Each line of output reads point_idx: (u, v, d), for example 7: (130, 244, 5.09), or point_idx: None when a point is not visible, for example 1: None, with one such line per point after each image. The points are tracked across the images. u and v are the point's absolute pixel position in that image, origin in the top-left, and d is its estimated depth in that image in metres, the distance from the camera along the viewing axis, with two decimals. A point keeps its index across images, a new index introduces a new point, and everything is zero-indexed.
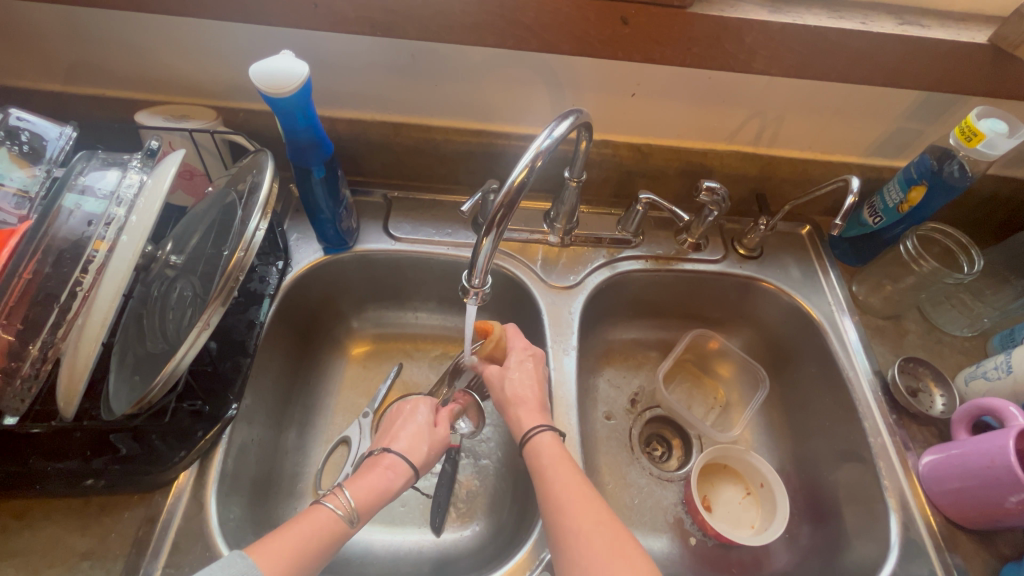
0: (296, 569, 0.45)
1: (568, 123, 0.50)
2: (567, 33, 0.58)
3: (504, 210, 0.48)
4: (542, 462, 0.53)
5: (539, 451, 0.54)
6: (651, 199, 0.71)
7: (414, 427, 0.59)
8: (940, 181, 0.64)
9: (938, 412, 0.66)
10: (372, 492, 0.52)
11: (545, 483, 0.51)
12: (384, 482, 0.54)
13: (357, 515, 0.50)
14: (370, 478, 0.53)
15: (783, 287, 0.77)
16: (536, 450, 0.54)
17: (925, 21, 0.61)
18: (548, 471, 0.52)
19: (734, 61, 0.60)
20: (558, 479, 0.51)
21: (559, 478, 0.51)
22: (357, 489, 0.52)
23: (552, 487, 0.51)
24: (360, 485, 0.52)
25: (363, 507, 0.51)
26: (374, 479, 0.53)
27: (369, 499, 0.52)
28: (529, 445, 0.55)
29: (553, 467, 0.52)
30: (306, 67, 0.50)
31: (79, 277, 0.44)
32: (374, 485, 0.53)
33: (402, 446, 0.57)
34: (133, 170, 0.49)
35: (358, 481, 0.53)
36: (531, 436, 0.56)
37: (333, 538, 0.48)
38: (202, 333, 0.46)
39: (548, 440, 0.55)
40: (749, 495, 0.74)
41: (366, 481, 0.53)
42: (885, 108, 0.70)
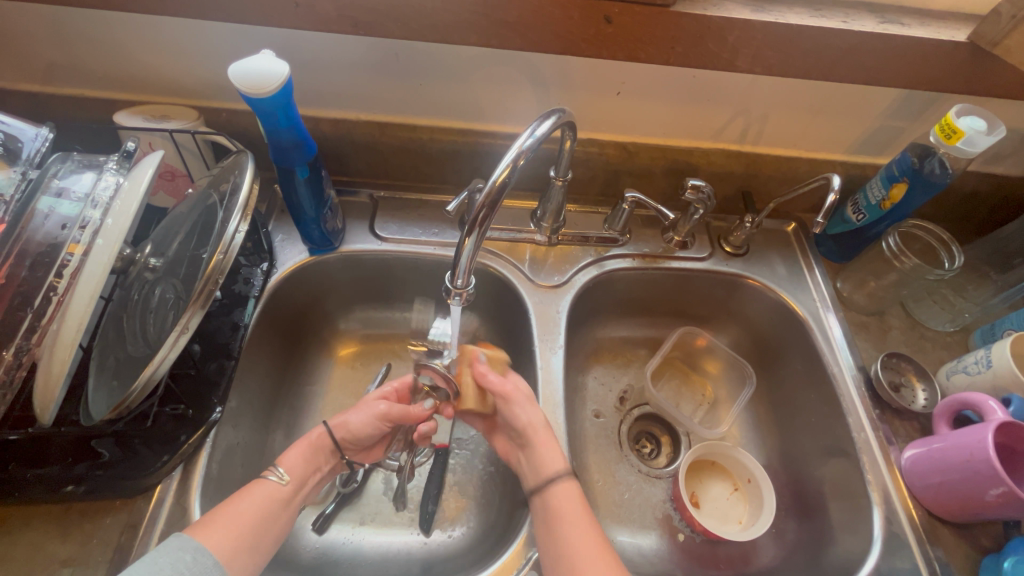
0: (239, 539, 0.46)
1: (551, 122, 0.49)
2: (551, 32, 0.58)
3: (487, 211, 0.47)
4: (561, 509, 0.53)
5: (556, 500, 0.53)
6: (637, 198, 0.71)
7: (360, 414, 0.61)
8: (921, 178, 0.64)
9: (920, 407, 0.66)
10: (300, 457, 0.56)
11: (558, 533, 0.51)
12: (307, 447, 0.57)
13: (291, 477, 0.54)
14: (298, 444, 0.57)
15: (770, 285, 0.77)
16: (552, 496, 0.54)
17: (905, 19, 0.62)
18: (567, 528, 0.51)
19: (718, 59, 0.60)
20: (579, 535, 0.50)
21: (578, 535, 0.50)
22: (288, 460, 0.55)
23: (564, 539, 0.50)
24: (291, 454, 0.56)
25: (296, 472, 0.55)
26: (303, 449, 0.57)
27: (298, 467, 0.55)
28: (545, 492, 0.54)
29: (568, 524, 0.51)
30: (286, 67, 0.49)
31: (53, 282, 0.43)
32: (301, 454, 0.57)
33: (330, 421, 0.61)
34: (109, 172, 0.48)
35: (288, 455, 0.56)
36: (551, 481, 0.54)
37: (273, 505, 0.51)
38: (182, 337, 0.45)
39: (566, 489, 0.54)
40: (737, 491, 0.75)
41: (297, 450, 0.57)
42: (868, 106, 0.70)
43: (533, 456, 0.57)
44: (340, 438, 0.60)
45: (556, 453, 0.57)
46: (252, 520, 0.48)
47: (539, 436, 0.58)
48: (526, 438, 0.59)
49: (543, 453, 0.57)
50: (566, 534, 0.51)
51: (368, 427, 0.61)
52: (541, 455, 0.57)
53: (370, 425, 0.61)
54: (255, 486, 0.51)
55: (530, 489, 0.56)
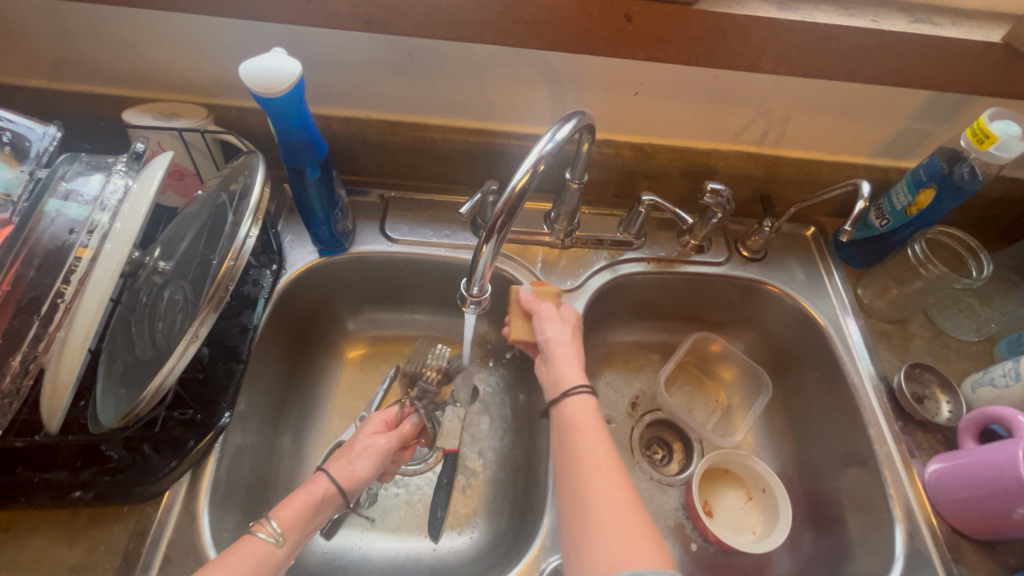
0: None
1: (572, 125, 0.47)
2: (569, 30, 0.56)
3: (505, 216, 0.45)
4: (574, 422, 0.51)
5: (572, 414, 0.52)
6: (654, 201, 0.70)
7: (366, 458, 0.56)
8: (950, 184, 0.62)
9: (944, 420, 0.64)
10: (300, 510, 0.49)
11: (573, 446, 0.49)
12: (310, 502, 0.50)
13: (286, 536, 0.46)
14: (297, 499, 0.50)
15: (789, 292, 0.75)
16: (567, 409, 0.52)
17: (937, 19, 0.59)
18: (582, 441, 0.49)
19: (741, 59, 0.58)
20: (589, 450, 0.48)
21: (591, 451, 0.48)
22: (284, 514, 0.48)
23: (581, 450, 0.48)
24: (287, 508, 0.48)
25: (293, 530, 0.47)
26: (303, 503, 0.50)
27: (297, 522, 0.48)
28: (560, 404, 0.53)
29: (582, 438, 0.50)
30: (297, 65, 0.48)
31: (60, 288, 0.42)
32: (301, 505, 0.49)
33: (335, 465, 0.54)
34: (118, 174, 0.46)
35: (284, 507, 0.49)
36: (568, 395, 0.53)
37: (262, 573, 0.44)
38: (191, 345, 0.44)
39: (582, 409, 0.52)
40: (751, 500, 0.74)
41: (295, 505, 0.49)
42: (893, 108, 0.68)
43: (551, 371, 0.57)
44: (346, 485, 0.53)
45: (573, 369, 0.56)
46: None
47: (561, 353, 0.58)
48: (547, 354, 0.59)
49: (563, 369, 0.56)
50: (578, 447, 0.49)
51: (372, 467, 0.56)
52: (558, 370, 0.57)
53: (376, 465, 0.57)
54: (243, 546, 0.44)
55: (547, 401, 0.55)
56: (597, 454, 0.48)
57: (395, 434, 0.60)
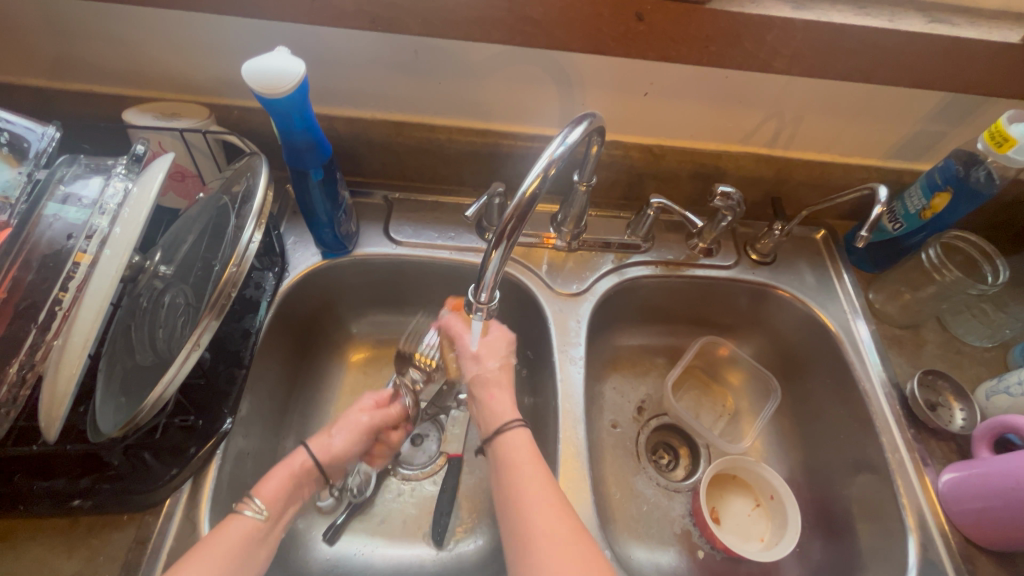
0: None
1: (583, 127, 0.46)
2: (578, 30, 0.55)
3: (516, 222, 0.44)
4: (511, 455, 0.52)
5: (510, 447, 0.53)
6: (662, 203, 0.69)
7: (342, 434, 0.59)
8: (967, 188, 0.61)
9: (959, 428, 0.63)
10: (282, 485, 0.52)
11: (513, 478, 0.50)
12: (290, 476, 0.54)
13: (270, 509, 0.50)
14: (277, 474, 0.53)
15: (799, 296, 0.74)
16: (505, 444, 0.53)
17: (954, 19, 0.58)
18: (519, 472, 0.50)
19: (754, 59, 0.57)
20: (527, 478, 0.50)
21: (530, 484, 0.49)
22: (266, 491, 0.51)
23: (520, 484, 0.49)
24: (268, 484, 0.52)
25: (275, 503, 0.51)
26: (285, 477, 0.53)
27: (279, 495, 0.52)
28: (500, 439, 0.54)
29: (521, 469, 0.50)
30: (302, 65, 0.47)
31: (58, 295, 0.40)
32: (282, 481, 0.53)
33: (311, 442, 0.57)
34: (117, 177, 0.45)
35: (265, 485, 0.52)
36: (502, 429, 0.54)
37: (251, 544, 0.47)
38: (193, 353, 0.43)
39: (517, 439, 0.53)
40: (759, 507, 0.73)
41: (275, 480, 0.53)
42: (908, 109, 0.67)
43: (483, 407, 0.58)
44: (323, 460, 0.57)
45: (506, 404, 0.57)
46: (232, 561, 0.44)
47: (493, 387, 0.59)
48: (478, 390, 0.59)
49: (495, 405, 0.57)
50: (517, 481, 0.50)
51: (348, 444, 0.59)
52: (493, 404, 0.57)
53: (353, 443, 0.59)
54: (229, 524, 0.47)
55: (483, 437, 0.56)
56: (535, 486, 0.49)
57: (380, 413, 0.63)
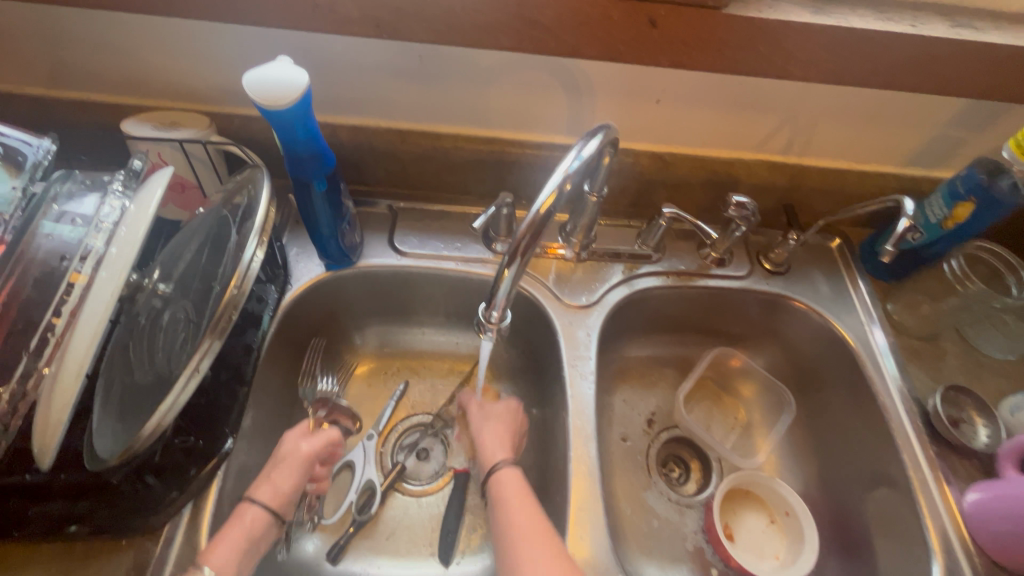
0: None
1: (598, 140, 0.44)
2: (589, 35, 0.53)
3: (530, 238, 0.42)
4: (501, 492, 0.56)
5: (503, 481, 0.57)
6: (674, 213, 0.67)
7: (285, 471, 0.55)
8: (989, 198, 0.59)
9: (981, 446, 0.61)
10: (233, 548, 0.48)
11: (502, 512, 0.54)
12: (242, 535, 0.50)
13: None
14: (228, 538, 0.48)
15: (815, 307, 0.72)
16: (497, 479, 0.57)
17: (978, 23, 0.56)
18: (509, 505, 0.54)
19: (771, 65, 0.55)
20: (518, 511, 0.53)
21: (520, 515, 0.53)
22: (217, 559, 0.47)
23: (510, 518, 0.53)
24: (218, 550, 0.47)
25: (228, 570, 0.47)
26: (236, 537, 0.49)
27: (232, 560, 0.48)
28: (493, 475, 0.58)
29: (512, 502, 0.55)
30: (306, 75, 0.45)
31: (50, 320, 0.38)
32: (234, 542, 0.49)
33: (260, 492, 0.53)
34: (114, 195, 0.43)
35: (215, 550, 0.48)
36: (493, 469, 0.58)
37: None
38: (192, 379, 0.42)
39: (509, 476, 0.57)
40: (773, 523, 0.71)
41: (226, 543, 0.48)
42: (928, 115, 0.65)
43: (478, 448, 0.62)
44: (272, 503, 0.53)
45: (500, 445, 0.62)
46: None
47: (489, 430, 0.64)
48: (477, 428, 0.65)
49: (490, 448, 0.62)
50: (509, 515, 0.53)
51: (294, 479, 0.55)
52: (488, 443, 0.62)
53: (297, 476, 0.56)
54: None
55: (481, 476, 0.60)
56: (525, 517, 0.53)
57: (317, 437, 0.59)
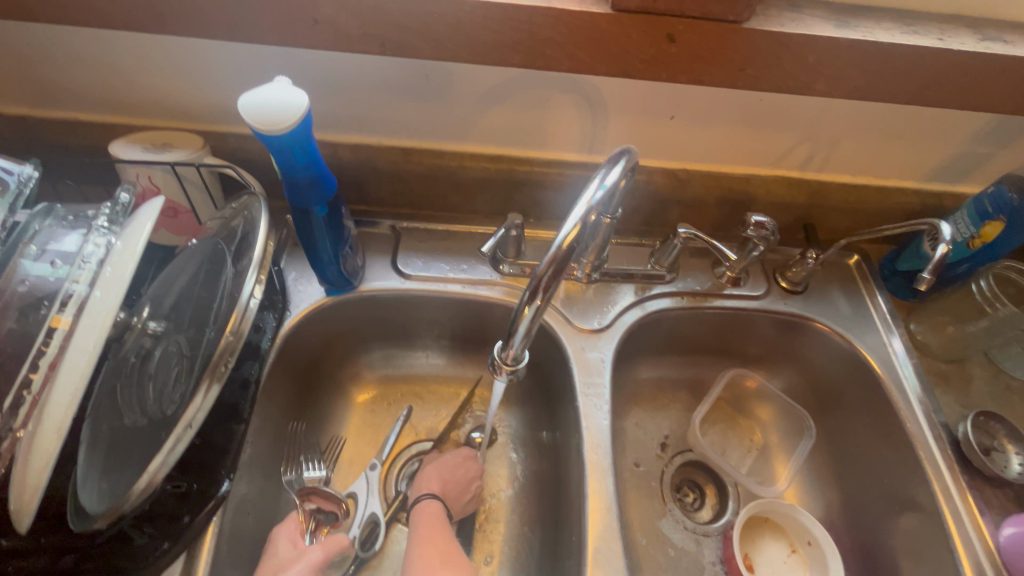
0: None
1: (621, 166, 0.41)
2: (604, 52, 0.51)
3: (552, 275, 0.40)
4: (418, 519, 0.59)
5: (423, 508, 0.60)
6: (690, 233, 0.64)
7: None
8: (1020, 216, 0.57)
9: (1016, 475, 0.58)
10: None
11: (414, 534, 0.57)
12: None
13: None
14: None
15: (835, 328, 0.70)
16: (419, 507, 0.60)
17: (1008, 35, 0.54)
18: (423, 527, 0.57)
19: (792, 81, 0.53)
20: (428, 533, 0.57)
21: (431, 536, 0.56)
22: None
23: (418, 538, 0.56)
24: None
25: None
26: None
27: None
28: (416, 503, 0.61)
29: (430, 524, 0.58)
30: (305, 97, 0.42)
31: (28, 376, 0.34)
32: None
33: None
34: (97, 232, 0.39)
35: None
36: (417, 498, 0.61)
37: None
38: (184, 436, 0.40)
39: (431, 505, 0.60)
40: (795, 553, 0.68)
41: None
42: (952, 129, 0.62)
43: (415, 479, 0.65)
44: None
45: (433, 475, 0.64)
46: None
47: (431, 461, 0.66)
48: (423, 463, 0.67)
49: (423, 478, 0.64)
50: (419, 536, 0.56)
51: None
52: (423, 473, 0.65)
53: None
54: None
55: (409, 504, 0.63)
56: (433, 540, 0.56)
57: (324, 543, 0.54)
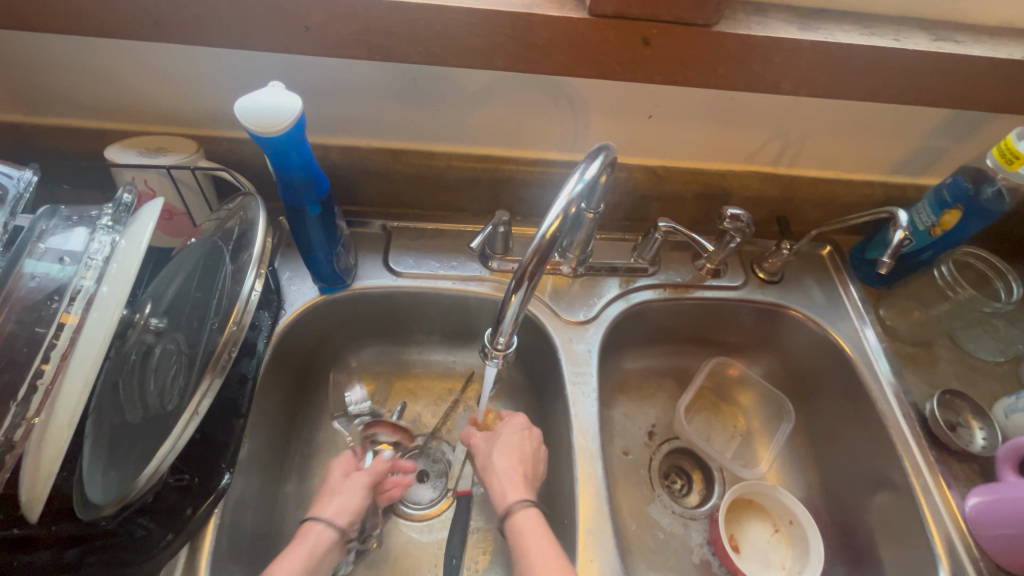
0: None
1: (600, 161, 0.44)
2: (583, 55, 0.53)
3: (536, 263, 0.42)
4: (524, 542, 0.52)
5: (520, 530, 0.53)
6: (670, 227, 0.67)
7: (349, 493, 0.57)
8: (976, 206, 0.60)
9: (979, 449, 0.62)
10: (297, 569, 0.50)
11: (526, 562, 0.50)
12: (308, 554, 0.52)
13: None
14: (291, 555, 0.51)
15: (809, 315, 0.73)
16: (515, 528, 0.53)
17: (959, 36, 0.58)
18: (532, 552, 0.51)
19: (762, 80, 0.56)
20: (541, 561, 0.50)
21: (543, 559, 0.50)
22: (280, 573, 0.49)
23: (535, 565, 0.49)
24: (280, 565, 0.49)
25: None
26: (301, 555, 0.51)
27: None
28: (508, 520, 0.54)
29: (535, 545, 0.51)
30: (298, 100, 0.44)
31: (39, 367, 0.35)
32: (299, 561, 0.50)
33: (327, 513, 0.55)
34: (103, 231, 0.41)
35: (279, 565, 0.49)
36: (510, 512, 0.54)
37: None
38: (190, 423, 0.41)
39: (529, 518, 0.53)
40: (778, 532, 0.71)
41: (291, 559, 0.50)
42: (913, 125, 0.66)
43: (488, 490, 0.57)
44: (341, 524, 0.55)
45: (513, 481, 0.57)
46: None
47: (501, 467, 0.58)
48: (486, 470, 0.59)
49: (506, 486, 0.57)
50: (530, 559, 0.50)
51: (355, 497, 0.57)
52: (499, 484, 0.57)
53: (360, 497, 0.58)
54: None
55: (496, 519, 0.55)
56: (549, 563, 0.49)
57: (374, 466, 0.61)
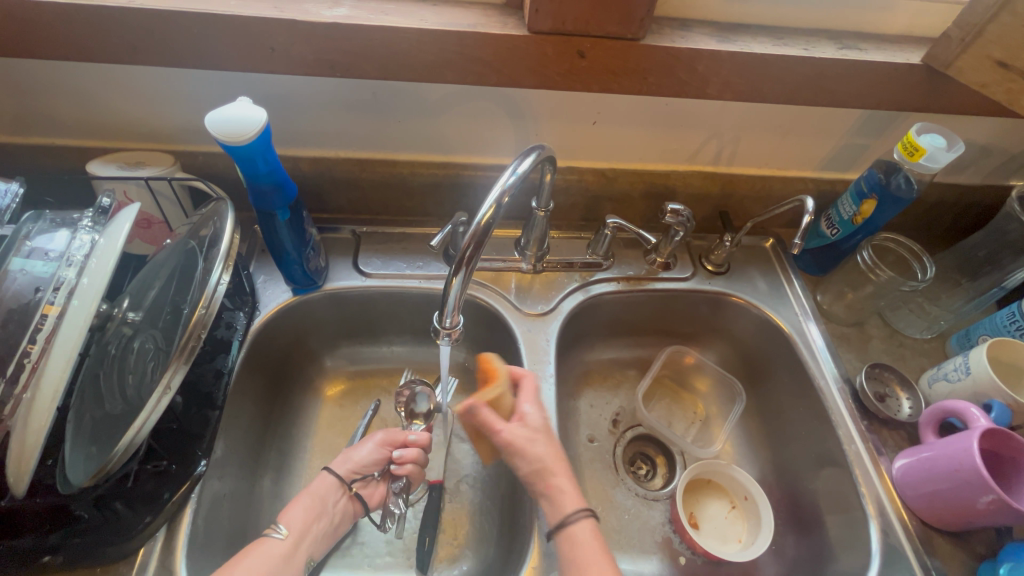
0: None
1: (532, 159, 0.50)
2: (526, 67, 0.59)
3: (473, 249, 0.47)
4: (583, 558, 0.48)
5: (574, 543, 0.49)
6: (618, 224, 0.73)
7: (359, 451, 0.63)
8: (888, 194, 0.67)
9: (905, 417, 0.67)
10: (307, 510, 0.55)
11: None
12: (313, 496, 0.57)
13: (291, 528, 0.52)
14: (300, 498, 0.56)
15: (752, 301, 0.79)
16: (569, 540, 0.49)
17: (862, 44, 0.65)
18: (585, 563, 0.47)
19: (689, 86, 0.62)
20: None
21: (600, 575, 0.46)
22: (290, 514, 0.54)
23: None
24: (291, 509, 0.54)
25: (299, 523, 0.53)
26: (304, 498, 0.56)
27: (303, 518, 0.54)
28: (564, 531, 0.49)
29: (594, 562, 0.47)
30: (263, 113, 0.49)
31: (26, 348, 0.39)
32: (307, 507, 0.55)
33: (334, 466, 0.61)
34: (84, 230, 0.45)
35: (291, 510, 0.55)
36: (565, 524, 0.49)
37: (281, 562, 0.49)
38: (163, 397, 0.45)
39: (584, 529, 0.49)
40: (735, 509, 0.75)
41: (298, 504, 0.55)
42: (833, 125, 0.73)
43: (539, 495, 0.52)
44: (344, 471, 0.61)
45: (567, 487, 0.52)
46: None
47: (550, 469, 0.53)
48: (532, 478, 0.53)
49: (557, 490, 0.52)
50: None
51: (372, 454, 0.63)
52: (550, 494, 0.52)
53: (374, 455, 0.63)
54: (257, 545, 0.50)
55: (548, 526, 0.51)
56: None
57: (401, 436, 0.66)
